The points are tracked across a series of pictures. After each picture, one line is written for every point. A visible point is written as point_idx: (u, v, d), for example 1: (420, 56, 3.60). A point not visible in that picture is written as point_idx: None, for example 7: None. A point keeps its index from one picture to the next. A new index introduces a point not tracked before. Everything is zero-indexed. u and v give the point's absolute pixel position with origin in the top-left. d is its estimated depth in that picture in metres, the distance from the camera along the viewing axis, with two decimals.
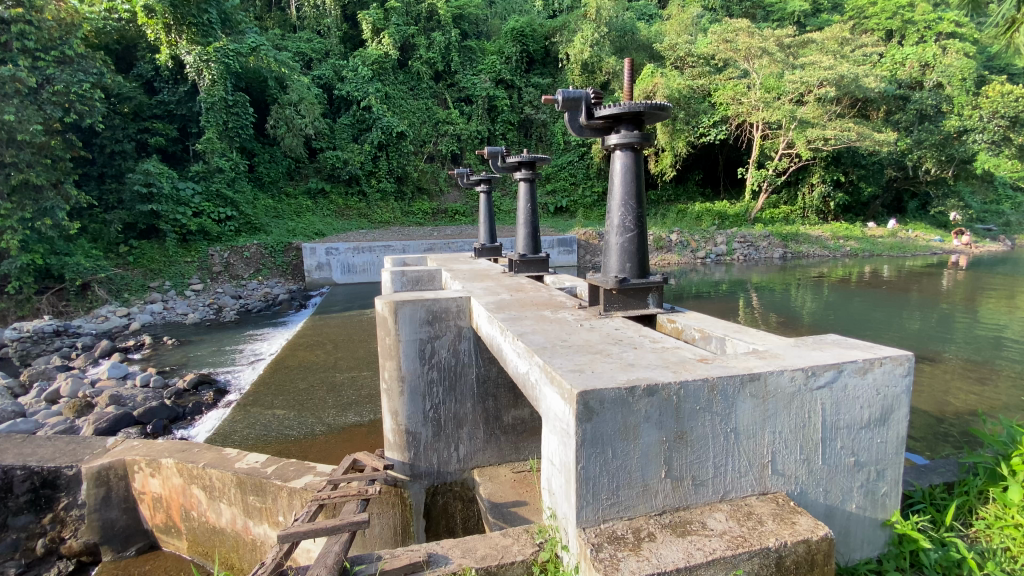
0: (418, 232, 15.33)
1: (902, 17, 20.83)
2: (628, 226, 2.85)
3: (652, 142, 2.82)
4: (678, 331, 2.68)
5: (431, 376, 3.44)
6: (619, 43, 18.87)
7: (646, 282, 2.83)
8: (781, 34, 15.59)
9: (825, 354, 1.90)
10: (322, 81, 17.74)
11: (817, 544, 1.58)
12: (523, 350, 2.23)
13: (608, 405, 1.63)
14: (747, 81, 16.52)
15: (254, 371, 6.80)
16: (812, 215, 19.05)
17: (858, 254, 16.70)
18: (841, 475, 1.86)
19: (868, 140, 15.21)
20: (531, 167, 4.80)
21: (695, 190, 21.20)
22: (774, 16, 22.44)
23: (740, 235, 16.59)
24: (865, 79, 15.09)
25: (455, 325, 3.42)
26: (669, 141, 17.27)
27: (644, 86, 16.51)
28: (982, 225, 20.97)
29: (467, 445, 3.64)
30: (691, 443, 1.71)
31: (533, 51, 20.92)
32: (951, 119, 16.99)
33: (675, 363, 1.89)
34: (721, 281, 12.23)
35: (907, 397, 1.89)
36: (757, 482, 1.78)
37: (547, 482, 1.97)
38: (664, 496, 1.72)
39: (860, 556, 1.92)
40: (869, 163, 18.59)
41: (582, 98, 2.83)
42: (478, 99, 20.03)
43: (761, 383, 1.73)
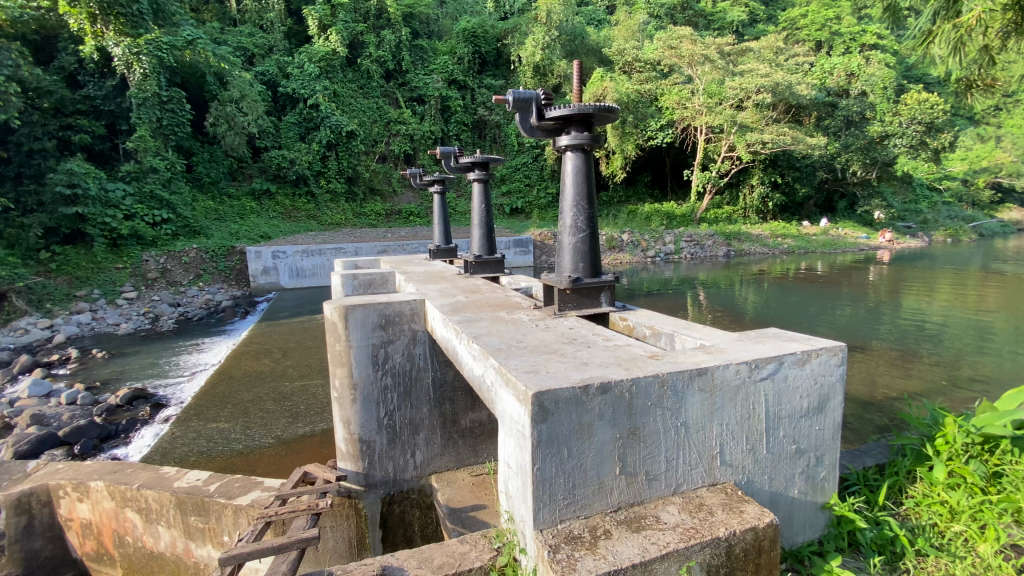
0: (370, 234, 14.93)
1: (829, 29, 22.32)
2: (580, 227, 2.87)
3: (602, 144, 2.85)
4: (630, 329, 2.71)
5: (385, 382, 3.35)
6: (569, 46, 19.17)
7: (599, 281, 2.86)
8: (721, 43, 16.30)
9: (767, 347, 1.98)
10: (265, 78, 17.01)
11: (764, 530, 1.64)
12: (478, 352, 2.19)
13: (563, 405, 1.63)
14: (691, 86, 17.12)
15: (195, 383, 6.39)
16: (752, 215, 20.09)
17: (794, 251, 17.70)
18: (785, 462, 1.94)
19: (802, 144, 16.15)
20: (485, 168, 4.73)
21: (644, 191, 21.94)
22: (715, 25, 23.09)
23: (687, 235, 17.20)
24: (798, 87, 15.95)
25: (409, 329, 3.34)
26: (619, 144, 17.71)
27: (594, 90, 16.81)
28: (903, 223, 22.67)
29: (424, 450, 3.57)
30: (644, 439, 1.74)
31: (485, 52, 20.87)
32: (874, 125, 18.32)
33: (627, 360, 1.91)
34: (671, 279, 12.61)
35: (841, 386, 2.00)
36: (706, 473, 1.83)
37: (504, 484, 1.94)
38: (620, 492, 1.73)
39: (802, 539, 2.01)
40: (802, 165, 19.74)
41: (533, 99, 2.80)
42: (430, 99, 19.76)
43: (709, 377, 1.78)
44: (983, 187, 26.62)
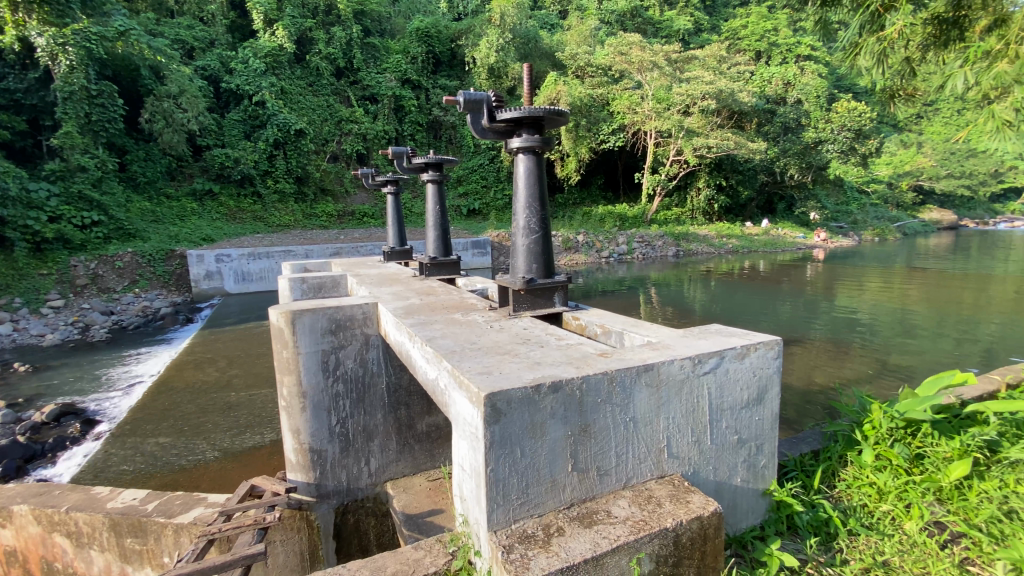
0: (321, 236, 14.47)
1: (767, 41, 23.58)
2: (533, 228, 2.90)
3: (553, 147, 2.88)
4: (582, 328, 2.75)
5: (336, 389, 3.26)
6: (523, 49, 19.31)
7: (552, 282, 2.88)
8: (668, 50, 16.87)
9: (710, 342, 2.07)
10: (207, 73, 16.20)
11: (709, 519, 1.70)
12: (431, 356, 2.16)
13: (515, 405, 1.64)
14: (641, 92, 17.62)
15: (132, 396, 5.97)
16: (699, 216, 20.92)
17: (738, 251, 18.56)
18: (727, 452, 2.03)
19: (744, 149, 16.97)
20: (439, 169, 4.68)
21: (598, 194, 22.42)
22: (662, 33, 23.82)
23: (639, 235, 17.68)
24: (739, 95, 16.74)
25: (361, 333, 3.26)
26: (573, 147, 18.03)
27: (547, 93, 17.01)
28: (836, 223, 24.22)
29: (378, 457, 3.49)
30: (595, 435, 1.77)
31: (438, 52, 20.72)
32: (809, 131, 19.49)
33: (578, 359, 1.95)
34: (625, 278, 12.93)
35: (778, 377, 2.11)
36: (655, 466, 1.88)
37: (459, 488, 1.93)
38: (572, 488, 1.76)
39: (745, 525, 2.10)
40: (745, 169, 20.75)
41: (484, 100, 2.80)
42: (383, 98, 19.40)
43: (655, 372, 1.84)
44: (906, 190, 28.74)
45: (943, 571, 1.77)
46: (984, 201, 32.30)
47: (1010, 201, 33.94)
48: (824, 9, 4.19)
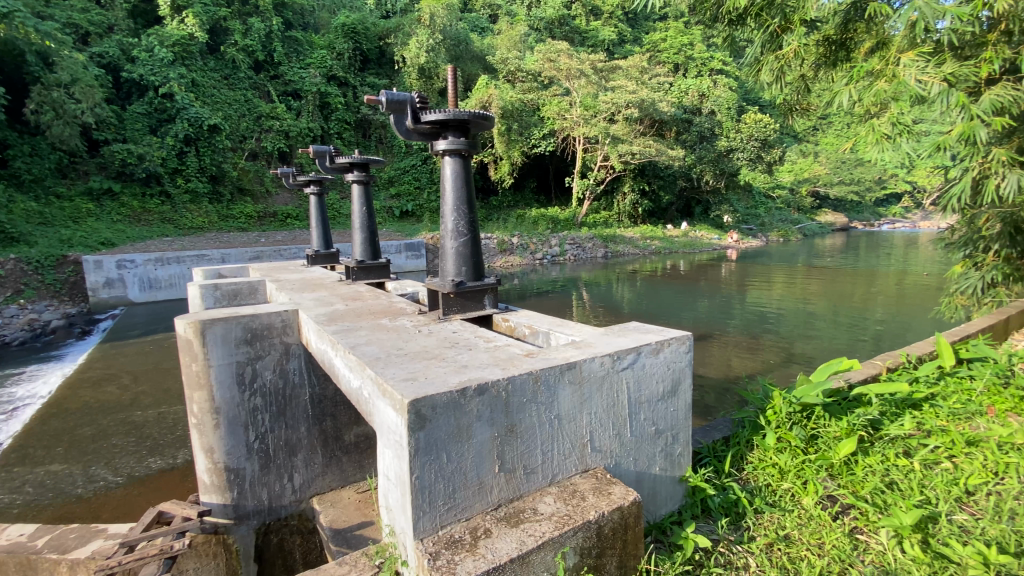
0: (240, 239, 13.57)
1: (684, 54, 25.13)
2: (461, 231, 2.88)
3: (479, 150, 2.89)
4: (511, 329, 2.77)
5: (254, 402, 3.07)
6: (453, 50, 19.22)
7: (481, 284, 2.88)
8: (594, 59, 17.47)
9: (628, 339, 2.17)
10: (105, 60, 14.71)
11: (629, 508, 1.78)
12: (353, 363, 2.07)
13: (440, 410, 1.62)
14: (569, 98, 18.13)
15: (16, 420, 5.25)
16: (626, 219, 21.88)
17: (661, 252, 19.60)
18: (646, 443, 2.13)
19: (665, 156, 17.95)
20: (364, 169, 4.54)
21: (531, 196, 22.82)
22: (589, 42, 24.57)
23: (571, 237, 18.11)
24: (660, 104, 17.67)
25: (281, 342, 3.09)
26: (506, 150, 18.19)
27: (478, 96, 17.04)
28: (746, 225, 26.23)
29: (303, 472, 3.33)
30: (521, 435, 1.79)
31: (366, 50, 20.15)
32: (721, 140, 21.00)
33: (504, 360, 1.96)
34: (558, 279, 13.22)
35: (689, 370, 2.25)
36: (579, 461, 1.94)
37: (384, 498, 1.88)
38: (499, 489, 1.76)
39: (664, 511, 2.21)
40: (665, 174, 21.99)
41: (407, 101, 2.74)
42: (307, 94, 18.54)
43: (577, 370, 1.90)
44: (805, 195, 31.73)
45: (835, 540, 1.97)
46: (868, 205, 36.32)
47: (889, 205, 38.39)
48: (729, 28, 4.51)
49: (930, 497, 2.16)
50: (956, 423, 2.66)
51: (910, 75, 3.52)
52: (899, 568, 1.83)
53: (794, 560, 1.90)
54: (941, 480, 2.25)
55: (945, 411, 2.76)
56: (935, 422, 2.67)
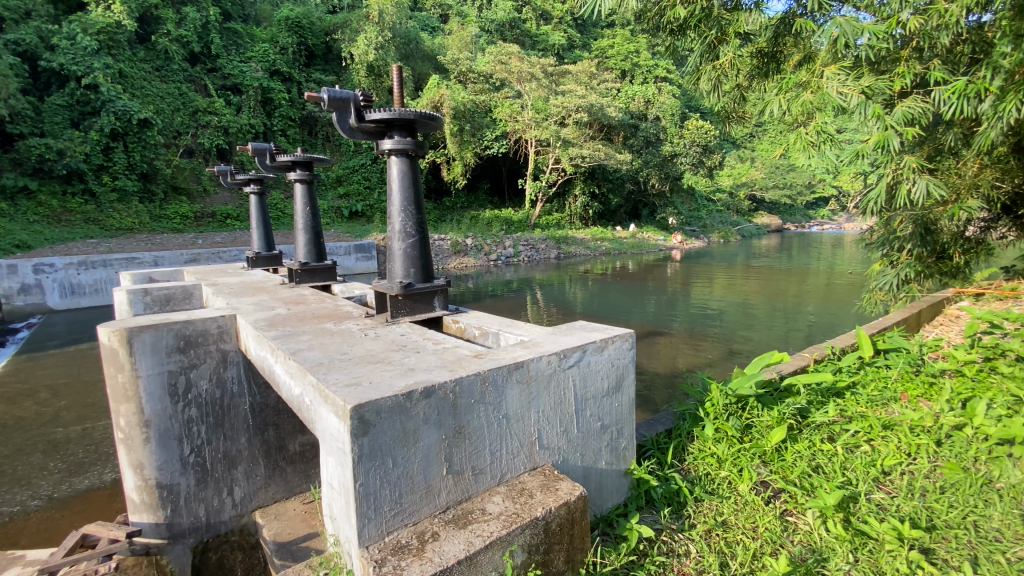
0: (175, 241, 12.76)
1: (630, 61, 25.93)
2: (409, 232, 2.84)
3: (425, 150, 2.87)
4: (461, 331, 2.75)
5: (189, 413, 2.90)
6: (403, 49, 19.05)
7: (430, 286, 2.84)
8: (545, 63, 17.72)
9: (575, 337, 2.21)
10: (19, 48, 13.45)
11: (575, 503, 1.81)
12: (294, 369, 1.99)
13: (385, 414, 1.57)
14: (520, 101, 18.29)
15: None
16: (577, 221, 22.31)
17: (611, 253, 20.12)
18: (593, 439, 2.18)
19: (613, 159, 18.45)
20: (308, 168, 4.39)
21: (484, 198, 22.84)
22: (540, 46, 24.79)
23: (524, 238, 18.24)
24: (608, 109, 18.12)
25: (218, 350, 2.94)
26: (458, 151, 18.06)
27: (429, 96, 16.87)
28: (690, 227, 27.38)
29: (244, 484, 3.17)
30: (469, 436, 1.77)
31: (312, 45, 19.53)
32: (666, 145, 21.84)
33: (452, 361, 1.94)
34: (512, 280, 13.27)
35: (632, 367, 2.33)
36: (527, 459, 1.95)
37: (328, 508, 1.82)
38: (447, 492, 1.74)
39: (611, 504, 2.26)
40: (614, 178, 22.61)
41: (350, 99, 2.69)
42: (248, 89, 17.72)
43: (525, 369, 1.91)
44: (743, 198, 33.51)
45: (767, 523, 2.09)
46: (800, 208, 38.80)
47: (818, 208, 41.18)
48: (670, 37, 4.67)
49: (851, 478, 2.34)
50: (873, 408, 2.89)
51: (832, 87, 3.80)
52: (824, 546, 1.97)
53: (731, 544, 2.01)
54: (861, 462, 2.44)
55: (864, 398, 2.99)
56: (855, 409, 2.89)
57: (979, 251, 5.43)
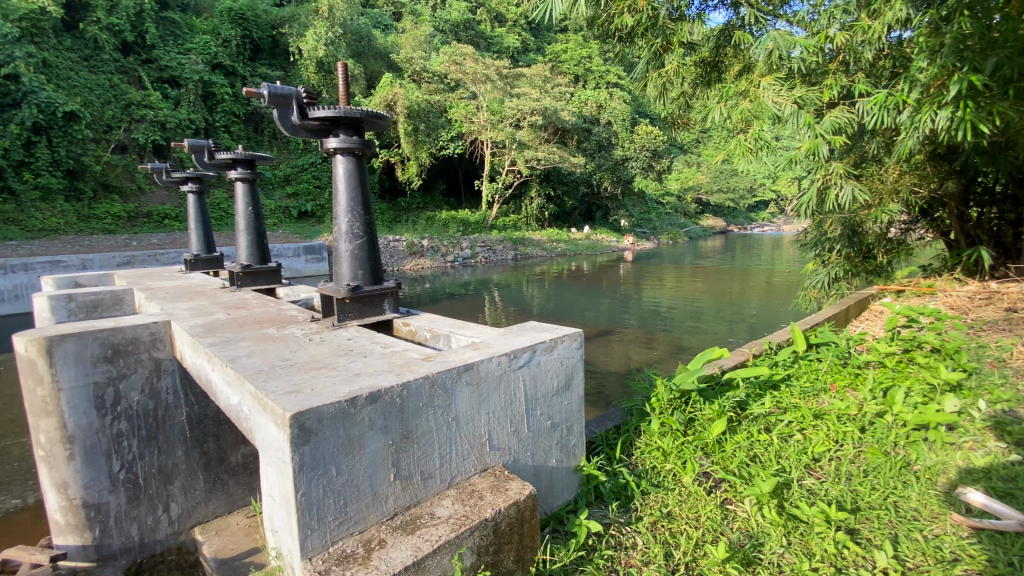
0: (106, 242, 11.89)
1: (583, 66, 26.46)
2: (356, 233, 2.77)
3: (373, 150, 2.82)
4: (412, 333, 2.72)
5: (119, 427, 2.71)
6: (355, 46, 18.71)
7: (379, 288, 2.79)
8: (500, 65, 17.77)
9: (525, 338, 2.23)
10: None
11: (525, 502, 1.82)
12: (231, 377, 1.90)
13: (327, 422, 1.52)
14: (476, 102, 18.27)
15: None
16: (533, 222, 22.52)
17: (566, 254, 20.43)
18: (543, 438, 2.21)
19: (568, 162, 18.76)
20: (251, 166, 4.21)
21: (440, 199, 22.66)
22: (494, 48, 24.83)
23: (481, 240, 18.22)
24: (563, 113, 18.39)
25: (150, 358, 2.77)
26: (413, 151, 17.78)
27: (383, 94, 16.56)
28: (641, 229, 28.24)
29: (181, 500, 3.00)
30: (417, 440, 1.75)
31: (257, 38, 18.81)
32: (618, 149, 22.44)
33: (400, 365, 1.91)
34: (469, 281, 13.22)
35: (581, 365, 2.37)
36: (477, 461, 1.95)
37: (270, 520, 1.75)
38: (395, 498, 1.71)
39: (561, 502, 2.29)
40: (568, 180, 23.00)
41: (292, 96, 2.61)
42: (188, 82, 16.79)
43: (474, 371, 1.91)
44: (689, 202, 34.94)
45: (709, 511, 2.19)
46: (742, 211, 40.87)
47: (758, 211, 43.50)
48: (618, 44, 4.78)
49: (786, 466, 2.48)
50: (806, 399, 3.07)
51: (767, 97, 4.06)
52: (761, 532, 2.08)
53: (675, 534, 2.08)
54: (794, 450, 2.59)
55: (798, 389, 3.17)
56: (789, 400, 3.06)
57: (899, 252, 5.88)
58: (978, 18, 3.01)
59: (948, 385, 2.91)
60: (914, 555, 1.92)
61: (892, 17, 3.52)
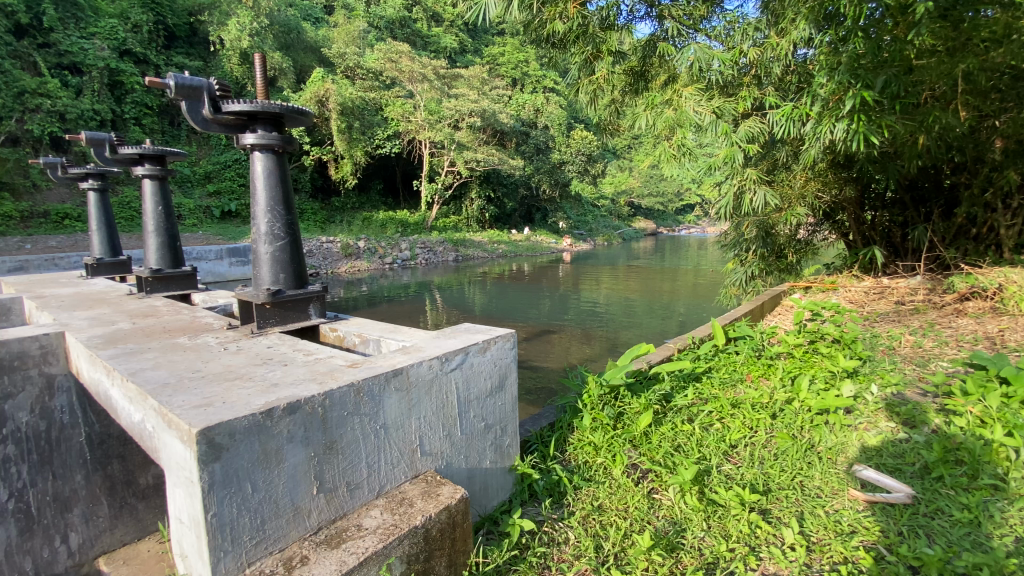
0: None
1: (520, 70, 26.78)
2: (277, 234, 2.63)
3: (295, 147, 2.69)
4: (340, 339, 2.62)
5: (5, 453, 2.41)
6: (283, 39, 17.90)
7: (304, 292, 2.67)
8: (437, 65, 17.55)
9: (456, 340, 2.22)
10: None
11: (456, 506, 1.81)
12: (133, 392, 1.74)
13: (241, 436, 1.43)
14: (413, 101, 17.97)
15: None
16: (473, 224, 22.50)
17: (507, 255, 20.55)
18: (477, 439, 2.20)
19: (507, 164, 18.90)
20: (160, 162, 3.88)
21: (377, 199, 22.09)
22: (431, 47, 24.49)
23: (420, 242, 17.95)
24: (501, 115, 18.49)
25: (42, 374, 2.45)
26: (348, 150, 17.17)
27: (313, 90, 15.88)
28: (579, 230, 29.01)
29: (83, 529, 2.73)
30: (342, 450, 1.69)
31: (172, 25, 17.54)
32: (555, 153, 22.91)
33: (323, 372, 1.83)
34: (409, 284, 12.97)
35: (514, 365, 2.39)
36: (408, 468, 1.91)
37: (178, 545, 1.61)
38: (318, 512, 1.64)
39: (495, 502, 2.29)
40: (507, 182, 23.18)
41: (203, 87, 2.45)
42: (92, 69, 15.25)
43: (404, 376, 1.87)
44: (622, 205, 36.37)
45: (637, 501, 2.28)
46: (671, 214, 43.17)
47: (685, 213, 46.00)
48: (551, 50, 4.85)
49: (706, 453, 2.63)
50: (724, 390, 3.29)
51: (689, 107, 4.31)
52: (684, 518, 2.19)
53: (605, 526, 2.15)
54: (714, 438, 2.75)
55: (717, 380, 3.39)
56: (710, 391, 3.26)
57: (807, 251, 6.39)
58: (872, 38, 3.24)
59: (846, 372, 3.22)
60: (817, 529, 2.10)
61: (797, 36, 3.83)
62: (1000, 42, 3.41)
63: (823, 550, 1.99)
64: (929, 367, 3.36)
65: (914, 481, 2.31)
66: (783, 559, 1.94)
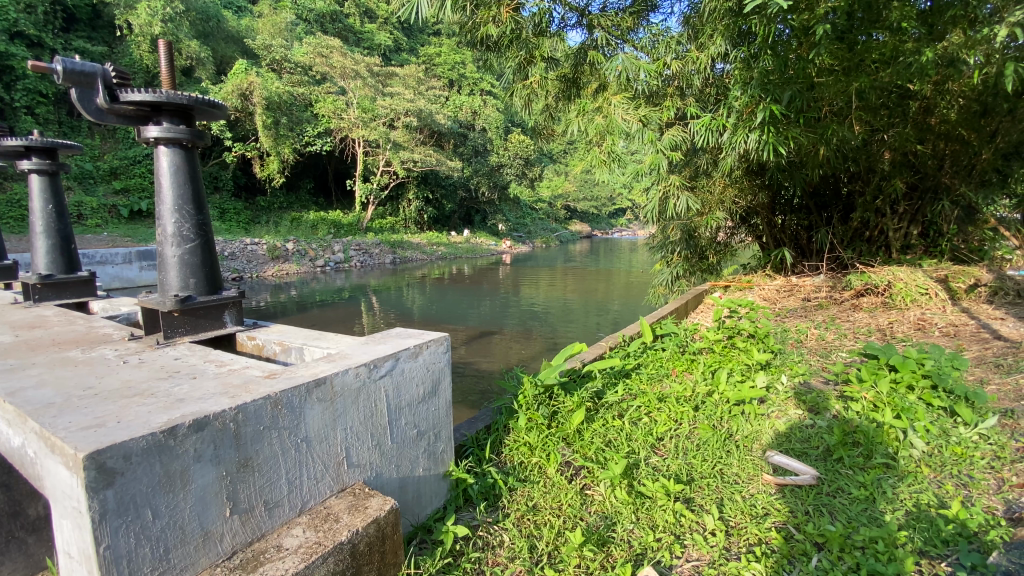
0: None
1: (456, 72, 26.63)
2: (186, 235, 2.43)
3: (206, 141, 2.50)
4: (259, 348, 2.48)
5: None
6: (201, 26, 16.79)
7: (218, 298, 2.47)
8: (370, 62, 17.04)
9: (385, 346, 2.15)
10: None
11: (385, 518, 1.75)
12: (9, 414, 1.53)
13: (138, 459, 1.30)
14: (344, 98, 17.39)
15: None
16: (411, 225, 22.11)
17: (446, 257, 20.34)
18: (408, 447, 2.15)
19: (444, 165, 18.70)
20: (52, 157, 3.50)
21: (308, 199, 21.17)
22: (364, 44, 23.79)
23: (355, 244, 17.40)
24: (438, 116, 18.27)
25: None
26: (274, 146, 16.29)
27: (235, 82, 14.93)
28: (517, 233, 29.33)
29: None
30: (258, 467, 1.59)
31: (72, 7, 15.95)
32: (492, 156, 23.03)
33: (237, 385, 1.71)
34: (343, 287, 12.55)
35: (448, 369, 2.37)
36: (334, 481, 1.83)
37: None
38: (232, 535, 1.54)
39: (428, 511, 2.25)
40: (445, 184, 22.98)
41: (97, 75, 2.23)
42: None
43: (327, 386, 1.79)
44: (560, 208, 37.17)
45: (570, 499, 2.33)
46: (604, 218, 44.75)
47: (618, 217, 47.78)
48: (487, 53, 4.86)
49: (635, 447, 2.74)
50: (651, 385, 3.43)
51: (617, 114, 4.48)
52: (614, 511, 2.26)
53: (539, 526, 2.17)
54: (642, 433, 2.87)
55: (645, 376, 3.54)
56: (639, 387, 3.40)
57: (726, 252, 6.84)
58: (779, 55, 3.47)
59: (760, 364, 3.47)
60: (734, 514, 2.23)
61: (713, 51, 4.10)
62: (887, 64, 3.79)
63: (740, 534, 2.12)
64: (831, 357, 3.69)
65: (818, 463, 2.52)
66: (704, 546, 2.04)
